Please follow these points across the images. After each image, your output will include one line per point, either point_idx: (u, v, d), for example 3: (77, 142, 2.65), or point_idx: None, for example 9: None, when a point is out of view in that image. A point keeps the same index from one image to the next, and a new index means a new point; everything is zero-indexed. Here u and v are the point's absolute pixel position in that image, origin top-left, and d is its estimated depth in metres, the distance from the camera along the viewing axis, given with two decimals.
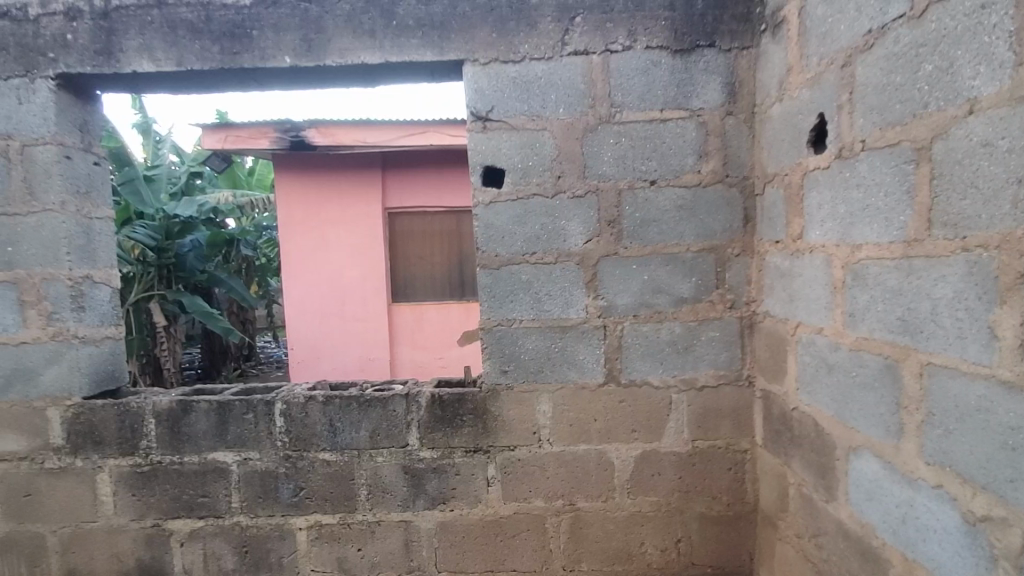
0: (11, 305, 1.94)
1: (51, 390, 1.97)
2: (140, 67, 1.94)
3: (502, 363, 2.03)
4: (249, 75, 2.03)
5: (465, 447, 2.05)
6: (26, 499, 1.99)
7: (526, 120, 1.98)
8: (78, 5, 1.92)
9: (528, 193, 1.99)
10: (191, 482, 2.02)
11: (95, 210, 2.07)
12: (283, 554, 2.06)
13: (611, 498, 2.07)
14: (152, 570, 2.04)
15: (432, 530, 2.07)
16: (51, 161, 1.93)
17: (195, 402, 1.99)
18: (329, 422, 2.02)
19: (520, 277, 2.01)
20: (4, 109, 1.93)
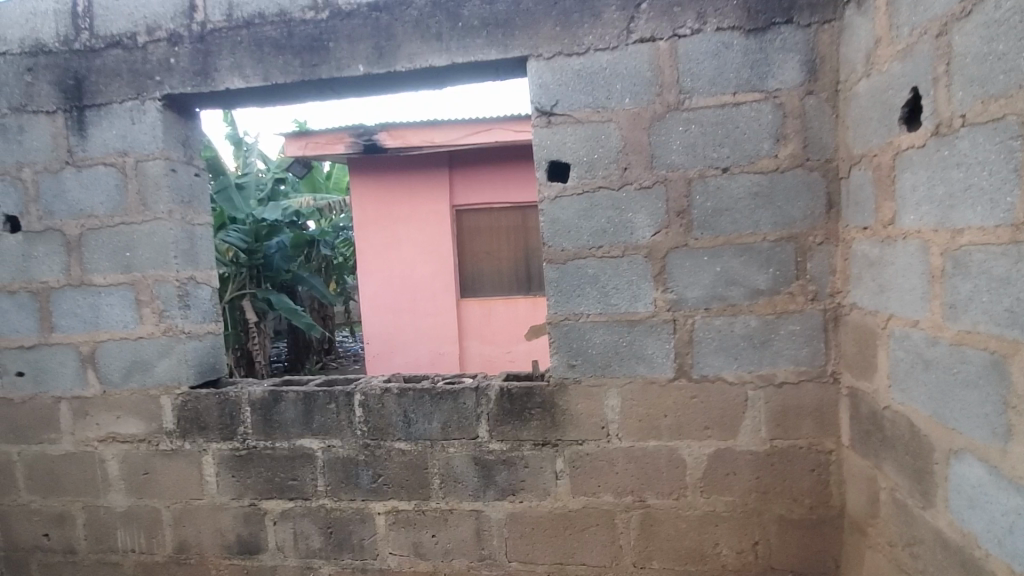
0: (130, 304, 2.18)
1: (164, 379, 2.19)
2: (232, 84, 2.11)
3: (569, 358, 2.03)
4: (327, 85, 2.14)
5: (534, 440, 2.07)
6: (144, 476, 2.24)
7: (591, 112, 1.96)
8: (179, 31, 2.11)
9: (593, 186, 1.98)
10: (282, 466, 2.18)
11: (196, 217, 2.28)
12: (364, 536, 2.18)
13: (683, 496, 2.02)
14: (249, 545, 2.23)
15: (502, 521, 2.11)
16: (160, 174, 2.15)
17: (284, 392, 2.15)
18: (403, 413, 2.11)
19: (587, 271, 2.00)
20: (121, 129, 2.16)
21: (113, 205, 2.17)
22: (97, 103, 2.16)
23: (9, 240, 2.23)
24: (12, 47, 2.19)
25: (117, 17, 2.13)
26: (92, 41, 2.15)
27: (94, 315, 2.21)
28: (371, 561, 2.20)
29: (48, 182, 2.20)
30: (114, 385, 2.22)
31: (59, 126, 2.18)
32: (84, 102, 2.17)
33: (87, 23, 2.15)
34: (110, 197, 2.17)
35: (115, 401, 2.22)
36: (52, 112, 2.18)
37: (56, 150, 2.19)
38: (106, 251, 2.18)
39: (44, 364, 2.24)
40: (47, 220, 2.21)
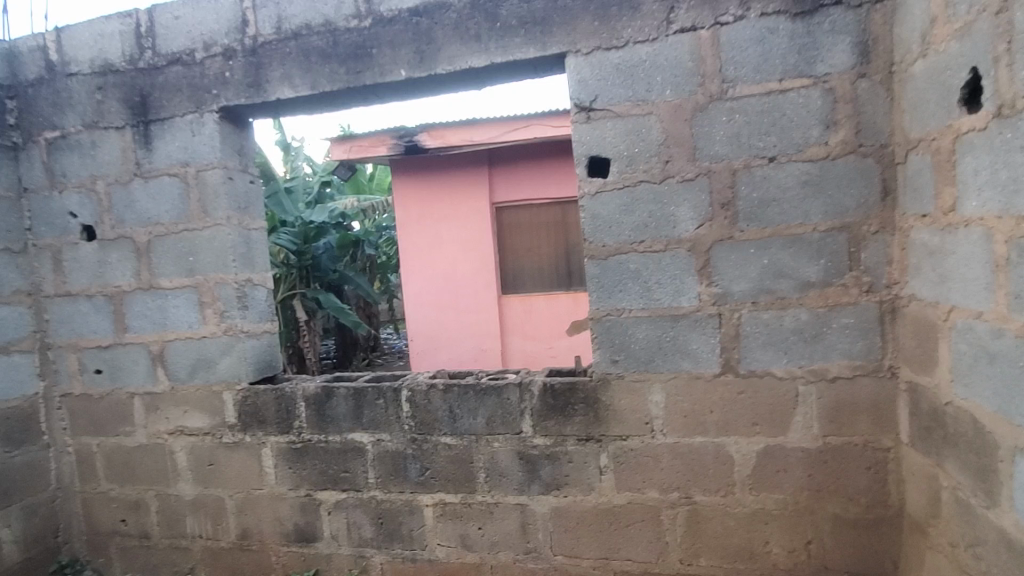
0: (194, 305, 2.32)
1: (225, 376, 2.32)
2: (282, 93, 2.21)
3: (612, 353, 2.03)
4: (371, 90, 2.21)
5: (577, 435, 2.08)
6: (209, 467, 2.38)
7: (631, 106, 1.95)
8: (233, 46, 2.22)
9: (635, 180, 1.96)
10: (335, 459, 2.27)
11: (252, 222, 2.40)
12: (413, 527, 2.25)
13: (731, 494, 1.99)
14: (305, 534, 2.34)
15: (547, 515, 2.14)
16: (219, 182, 2.27)
17: (335, 388, 2.24)
18: (449, 408, 2.17)
19: (629, 266, 1.99)
20: (182, 141, 2.29)
21: (177, 213, 2.31)
22: (160, 117, 2.30)
23: (86, 248, 2.41)
24: (85, 68, 2.35)
25: (177, 35, 2.26)
26: (155, 58, 2.29)
27: (161, 316, 2.36)
28: (420, 551, 2.26)
29: (118, 192, 2.36)
30: (181, 382, 2.36)
31: (127, 140, 2.34)
32: (149, 117, 2.31)
33: (150, 42, 2.29)
34: (174, 205, 2.31)
35: (182, 396, 2.37)
36: (121, 127, 2.34)
37: (125, 163, 2.35)
38: (171, 256, 2.32)
39: (119, 362, 2.41)
40: (118, 228, 2.37)
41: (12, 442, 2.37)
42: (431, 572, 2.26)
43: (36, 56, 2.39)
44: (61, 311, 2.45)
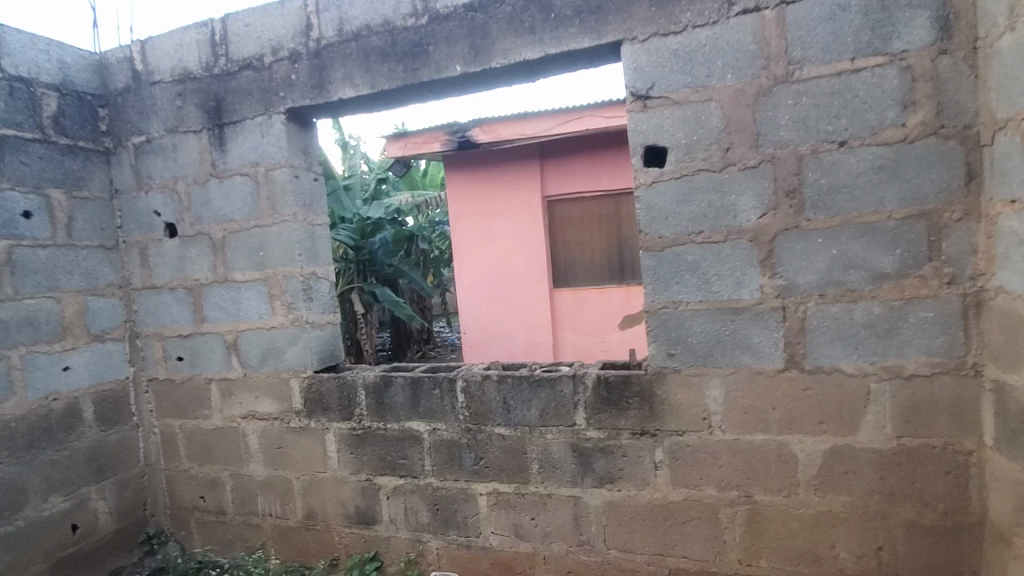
0: (264, 297, 2.46)
1: (292, 365, 2.45)
2: (343, 93, 2.29)
3: (668, 347, 1.99)
4: (427, 87, 2.26)
5: (632, 429, 2.06)
6: (278, 450, 2.52)
7: (690, 93, 1.90)
8: (298, 49, 2.33)
9: (693, 169, 1.91)
10: (394, 446, 2.36)
11: (317, 218, 2.51)
12: (467, 515, 2.30)
13: (795, 494, 1.91)
14: (366, 516, 2.44)
15: (600, 508, 2.13)
16: (286, 180, 2.39)
17: (394, 377, 2.32)
18: (503, 399, 2.19)
19: (686, 258, 1.95)
20: (253, 143, 2.43)
21: (248, 210, 2.45)
22: (233, 120, 2.44)
23: (169, 244, 2.59)
24: (166, 76, 2.53)
25: (247, 42, 2.39)
26: (228, 65, 2.43)
27: (235, 307, 2.51)
28: (475, 538, 2.31)
29: (196, 192, 2.53)
30: (253, 369, 2.51)
31: (204, 142, 2.50)
32: (223, 120, 2.46)
33: (223, 49, 2.43)
34: (246, 203, 2.45)
35: (254, 382, 2.52)
36: (198, 131, 2.50)
37: (202, 164, 2.51)
38: (244, 251, 2.47)
39: (198, 350, 2.59)
40: (197, 226, 2.54)
41: (107, 422, 2.59)
42: (485, 559, 2.31)
43: (124, 67, 2.58)
44: (147, 303, 2.66)
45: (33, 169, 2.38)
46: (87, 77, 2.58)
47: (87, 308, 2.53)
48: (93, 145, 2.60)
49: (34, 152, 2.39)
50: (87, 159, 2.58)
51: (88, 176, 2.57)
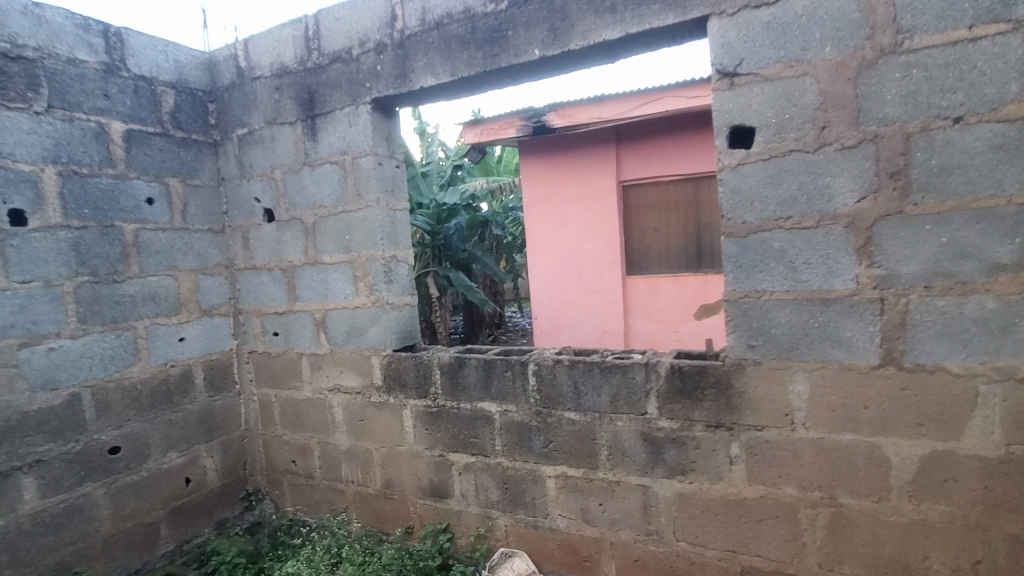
0: (349, 279, 2.61)
1: (374, 343, 2.59)
2: (425, 82, 2.36)
3: (749, 337, 1.91)
4: (506, 73, 2.27)
5: (706, 421, 2.00)
6: (360, 422, 2.69)
7: (783, 68, 1.78)
8: (384, 41, 2.42)
9: (783, 150, 1.80)
10: (467, 424, 2.44)
11: (398, 204, 2.62)
12: (536, 496, 2.35)
13: (884, 500, 1.79)
14: (439, 490, 2.55)
15: (671, 499, 2.10)
16: (371, 167, 2.51)
17: (467, 358, 2.40)
18: (574, 384, 2.20)
19: (772, 245, 1.85)
20: (341, 132, 2.56)
21: (336, 196, 2.60)
22: (324, 111, 2.59)
23: (267, 228, 2.81)
24: (265, 72, 2.71)
25: (337, 36, 2.52)
26: (320, 58, 2.57)
27: (324, 288, 2.68)
28: (542, 519, 2.35)
29: (291, 179, 2.71)
30: (339, 345, 2.68)
31: (298, 133, 2.67)
32: (315, 111, 2.61)
33: (316, 44, 2.57)
34: (335, 189, 2.60)
35: (339, 358, 2.69)
36: (293, 122, 2.67)
37: (296, 153, 2.69)
38: (331, 235, 2.63)
39: (290, 326, 2.80)
40: (291, 211, 2.73)
41: (214, 388, 2.87)
42: (552, 540, 2.35)
43: (230, 64, 2.81)
44: (248, 282, 2.90)
45: (154, 160, 2.64)
46: (199, 75, 2.83)
47: (198, 286, 2.80)
48: (204, 138, 2.86)
49: (156, 144, 2.65)
50: (199, 150, 2.83)
51: (199, 166, 2.83)
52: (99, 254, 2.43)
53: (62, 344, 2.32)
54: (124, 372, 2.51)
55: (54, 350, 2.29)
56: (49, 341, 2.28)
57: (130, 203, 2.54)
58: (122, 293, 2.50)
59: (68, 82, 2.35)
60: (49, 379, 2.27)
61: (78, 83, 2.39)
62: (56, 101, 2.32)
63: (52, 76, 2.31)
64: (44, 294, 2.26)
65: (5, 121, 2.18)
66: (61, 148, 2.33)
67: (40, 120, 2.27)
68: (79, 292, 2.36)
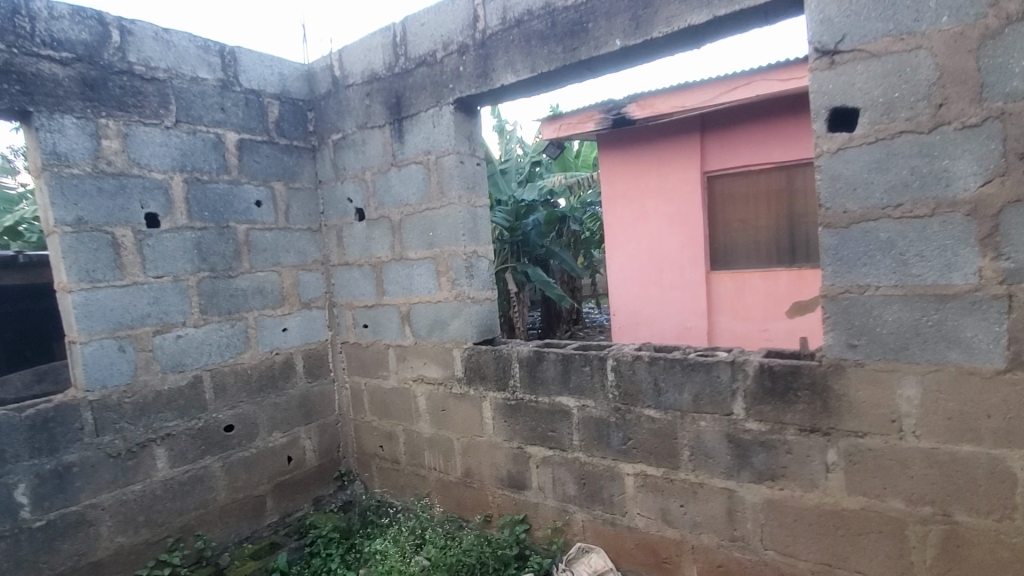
0: (432, 274, 2.72)
1: (455, 336, 2.69)
2: (505, 79, 2.40)
3: (850, 336, 1.78)
4: (587, 66, 2.26)
5: (799, 425, 1.89)
6: (442, 412, 2.80)
7: (891, 43, 1.64)
8: (466, 42, 2.50)
9: (892, 131, 1.66)
10: (545, 418, 2.46)
11: (478, 201, 2.69)
12: (614, 493, 2.32)
13: (1009, 519, 1.61)
14: (517, 481, 2.60)
15: (759, 505, 2.00)
16: (454, 165, 2.60)
17: (546, 352, 2.42)
18: (654, 381, 2.16)
19: (877, 236, 1.71)
20: (426, 133, 2.67)
21: (421, 195, 2.72)
22: (409, 114, 2.71)
23: (358, 226, 2.99)
24: (358, 79, 2.88)
25: (423, 40, 2.63)
26: (407, 63, 2.69)
27: (409, 283, 2.82)
28: (620, 517, 2.33)
29: (380, 180, 2.87)
30: (422, 338, 2.81)
31: (386, 136, 2.82)
32: (402, 114, 2.74)
33: (403, 49, 2.70)
34: (419, 188, 2.72)
35: (423, 350, 2.81)
36: (382, 126, 2.83)
37: (385, 155, 2.83)
38: (416, 232, 2.75)
39: (379, 319, 2.97)
40: (380, 210, 2.89)
41: (312, 375, 3.10)
42: (630, 539, 2.32)
43: (326, 74, 3.01)
44: (341, 277, 3.11)
45: (262, 166, 2.89)
46: (299, 85, 3.06)
47: (299, 281, 3.03)
48: (304, 144, 3.09)
49: (264, 152, 2.90)
50: (300, 155, 3.07)
51: (300, 170, 3.06)
52: (218, 253, 2.71)
53: (188, 331, 2.61)
54: (237, 358, 2.78)
55: (181, 337, 2.58)
56: (177, 329, 2.57)
57: (242, 205, 2.80)
58: (235, 287, 2.77)
59: (191, 98, 2.64)
60: (177, 363, 2.57)
61: (200, 99, 2.67)
62: (182, 116, 2.61)
63: (179, 93, 2.60)
64: (173, 287, 2.55)
65: (143, 135, 2.48)
66: (186, 158, 2.62)
67: (169, 133, 2.57)
68: (201, 285, 2.65)
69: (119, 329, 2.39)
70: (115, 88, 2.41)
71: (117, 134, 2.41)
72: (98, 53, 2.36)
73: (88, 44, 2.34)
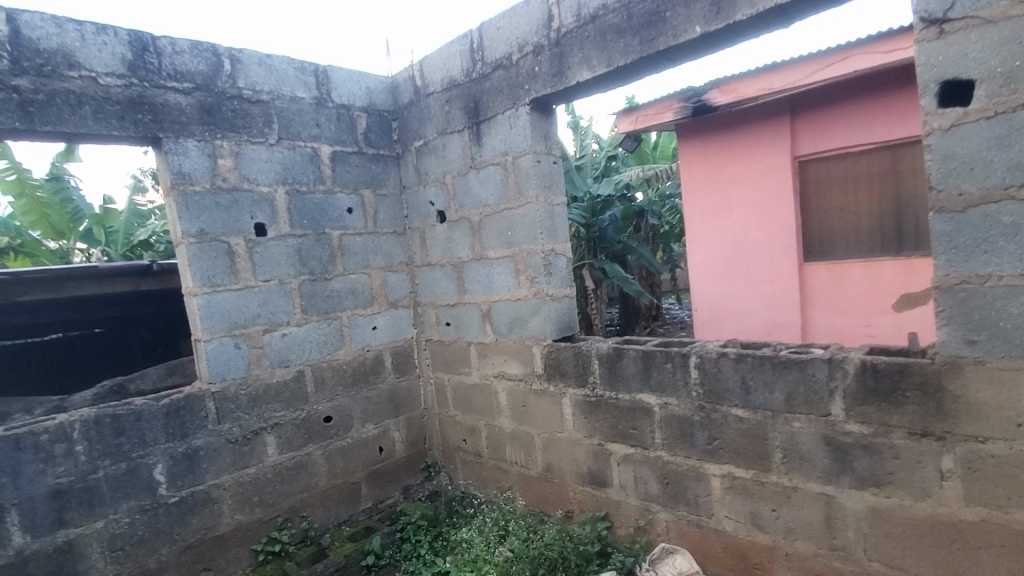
0: (511, 273, 2.78)
1: (535, 333, 2.73)
2: (581, 76, 2.40)
3: (967, 332, 1.61)
4: (665, 56, 2.21)
5: (907, 429, 1.75)
6: (523, 408, 2.85)
7: (1011, 6, 1.47)
8: (541, 43, 2.52)
9: (1013, 104, 1.49)
10: (626, 416, 2.44)
11: (556, 199, 2.71)
12: (699, 494, 2.26)
13: None
14: (599, 478, 2.59)
15: (861, 514, 1.87)
16: (531, 165, 2.63)
17: (626, 349, 2.40)
18: (741, 379, 2.08)
19: (999, 220, 1.54)
20: (504, 134, 2.72)
21: (499, 196, 2.78)
22: (487, 117, 2.78)
23: (440, 228, 3.11)
24: (438, 87, 3.00)
25: (499, 44, 2.68)
26: (484, 68, 2.76)
27: (489, 281, 2.89)
28: (706, 519, 2.26)
29: (460, 182, 2.97)
30: (503, 335, 2.87)
31: (465, 140, 2.91)
32: (480, 118, 2.81)
33: (480, 55, 2.77)
34: (498, 189, 2.79)
35: (504, 347, 2.88)
36: (461, 130, 2.92)
37: (464, 158, 2.93)
38: (496, 231, 2.82)
39: (460, 317, 3.07)
40: (460, 212, 2.99)
41: (400, 371, 3.27)
42: (718, 542, 2.24)
43: (408, 84, 3.15)
44: (425, 277, 3.25)
45: (353, 175, 3.09)
46: (384, 97, 3.24)
47: (386, 282, 3.21)
48: (389, 152, 3.26)
49: (354, 162, 3.10)
50: (386, 163, 3.24)
51: (386, 177, 3.24)
52: (316, 257, 2.93)
53: (291, 330, 2.84)
54: (334, 355, 3.00)
55: (286, 335, 2.82)
56: (283, 328, 2.81)
57: (335, 213, 3.01)
58: (331, 288, 2.99)
59: (291, 117, 2.87)
60: (283, 358, 2.81)
61: (298, 116, 2.90)
62: (283, 133, 2.85)
63: (280, 113, 2.84)
64: (278, 290, 2.80)
65: (251, 153, 2.74)
66: (287, 171, 2.86)
67: (273, 149, 2.81)
68: (302, 287, 2.87)
69: (235, 328, 2.65)
70: (228, 112, 2.68)
71: (230, 153, 2.67)
72: (213, 81, 2.64)
73: (205, 74, 2.62)
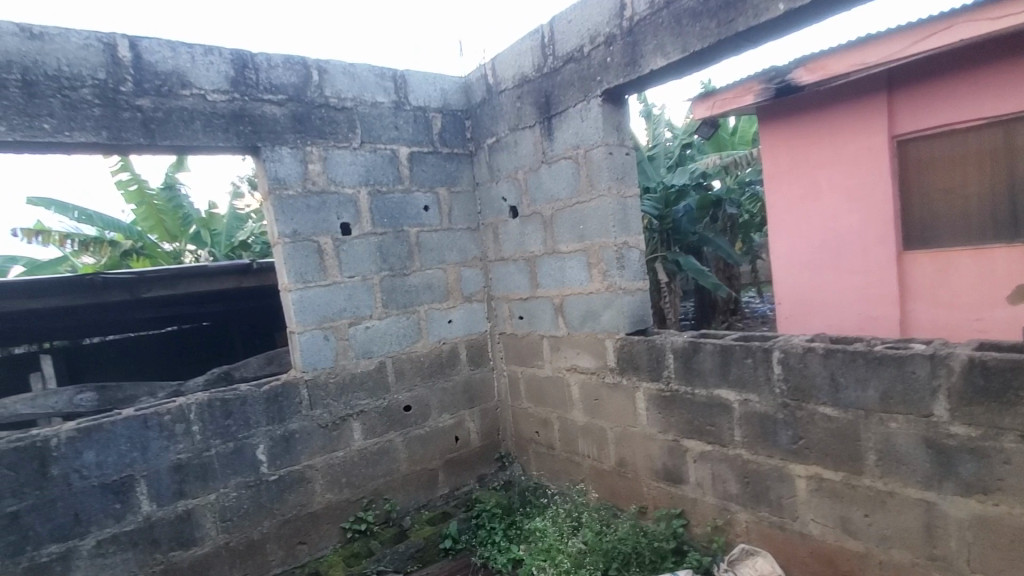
0: (584, 266, 2.78)
1: (608, 327, 2.71)
2: (655, 64, 2.35)
3: None
4: (746, 37, 2.12)
5: (1022, 432, 1.59)
6: (596, 401, 2.85)
7: None
8: (613, 32, 2.49)
9: None
10: (702, 412, 2.38)
11: (628, 190, 2.67)
12: (782, 495, 2.16)
13: None
14: (674, 475, 2.54)
15: (967, 522, 1.72)
16: (603, 157, 2.62)
17: (703, 343, 2.34)
18: (830, 375, 1.97)
19: None
20: (575, 127, 2.72)
21: (571, 190, 2.79)
22: (559, 111, 2.79)
23: (512, 223, 3.16)
24: (509, 84, 3.04)
25: (571, 37, 2.68)
26: (555, 62, 2.77)
27: (561, 275, 2.91)
28: (790, 521, 2.16)
29: (532, 177, 3.00)
30: (576, 328, 2.88)
31: (537, 134, 2.93)
32: (551, 112, 2.83)
33: (551, 49, 2.79)
34: (570, 183, 2.79)
35: (577, 340, 2.89)
36: (532, 126, 2.95)
37: (536, 154, 2.95)
38: (568, 225, 2.83)
39: (533, 310, 3.11)
40: (532, 207, 3.02)
41: (474, 363, 3.37)
42: (803, 546, 2.14)
43: (481, 83, 3.22)
44: (498, 272, 3.32)
45: (429, 174, 3.20)
46: (458, 97, 3.33)
47: (460, 277, 3.31)
48: (463, 150, 3.35)
49: (430, 162, 3.21)
50: (460, 162, 3.33)
51: (460, 175, 3.33)
52: (395, 254, 3.08)
53: (374, 323, 3.01)
54: (412, 347, 3.14)
55: (369, 328, 2.99)
56: (366, 321, 2.98)
57: (413, 211, 3.14)
58: (409, 284, 3.12)
59: (372, 121, 3.02)
60: (366, 350, 2.98)
61: (379, 120, 3.04)
62: (366, 137, 3.00)
63: (363, 118, 3.00)
64: (362, 286, 2.96)
65: (338, 157, 2.92)
66: (369, 173, 3.01)
67: (356, 153, 2.98)
68: (383, 283, 3.03)
69: (324, 321, 2.85)
70: (316, 120, 2.86)
71: (319, 158, 2.86)
72: (303, 92, 2.83)
73: (296, 86, 2.82)
